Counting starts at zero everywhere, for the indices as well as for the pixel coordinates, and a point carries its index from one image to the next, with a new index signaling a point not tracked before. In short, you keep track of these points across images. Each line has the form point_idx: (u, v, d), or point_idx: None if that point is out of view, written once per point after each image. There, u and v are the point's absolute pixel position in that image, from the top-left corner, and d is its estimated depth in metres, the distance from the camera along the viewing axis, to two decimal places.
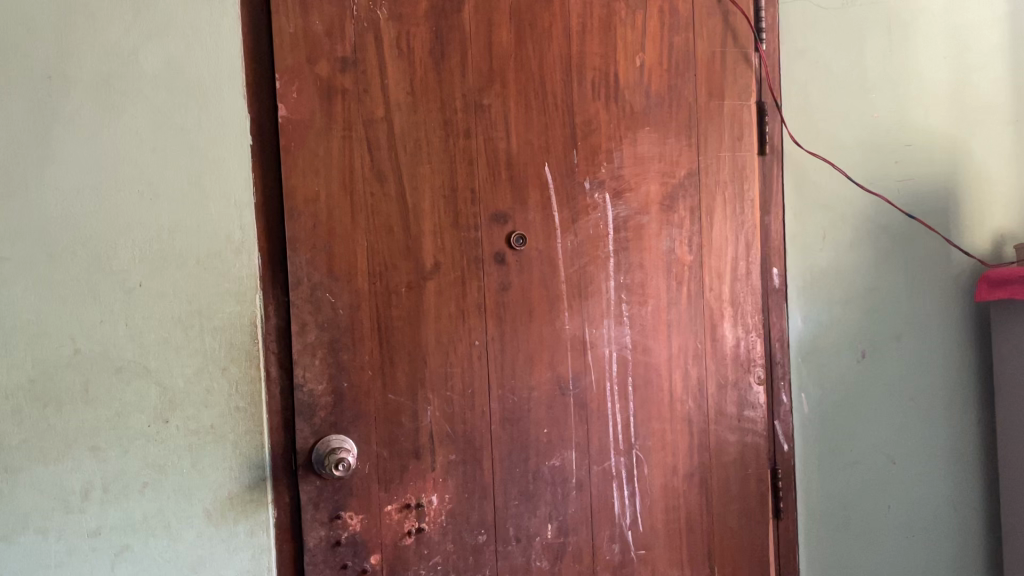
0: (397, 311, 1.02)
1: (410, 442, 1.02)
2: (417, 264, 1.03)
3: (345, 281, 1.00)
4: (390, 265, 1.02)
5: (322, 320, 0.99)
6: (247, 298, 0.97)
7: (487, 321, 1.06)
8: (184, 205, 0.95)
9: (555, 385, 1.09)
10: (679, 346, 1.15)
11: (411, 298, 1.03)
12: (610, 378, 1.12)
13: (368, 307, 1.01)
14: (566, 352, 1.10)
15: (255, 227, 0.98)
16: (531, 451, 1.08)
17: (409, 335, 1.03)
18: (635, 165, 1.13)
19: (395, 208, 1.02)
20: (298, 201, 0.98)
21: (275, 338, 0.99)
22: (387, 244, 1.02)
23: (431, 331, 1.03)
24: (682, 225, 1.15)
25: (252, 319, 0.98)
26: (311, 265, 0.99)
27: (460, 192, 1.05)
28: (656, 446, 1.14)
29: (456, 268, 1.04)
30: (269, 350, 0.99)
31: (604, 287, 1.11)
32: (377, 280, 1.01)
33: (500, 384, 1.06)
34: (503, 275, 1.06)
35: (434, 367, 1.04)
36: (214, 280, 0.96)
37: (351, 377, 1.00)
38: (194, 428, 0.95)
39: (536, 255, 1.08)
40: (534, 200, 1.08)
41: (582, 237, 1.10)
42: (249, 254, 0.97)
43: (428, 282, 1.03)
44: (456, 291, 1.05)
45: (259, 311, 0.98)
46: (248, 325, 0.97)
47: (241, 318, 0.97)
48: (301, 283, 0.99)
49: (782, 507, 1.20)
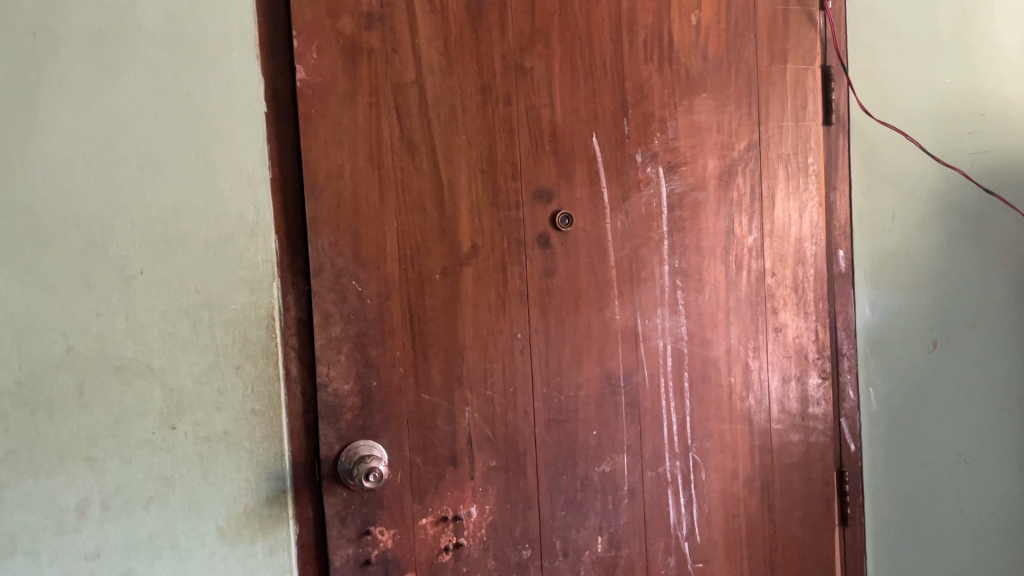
0: (431, 301, 0.91)
1: (446, 448, 0.91)
2: (453, 247, 0.91)
3: (374, 267, 0.89)
4: (423, 249, 0.90)
5: (348, 311, 0.88)
6: (262, 287, 0.86)
7: (531, 311, 0.95)
8: (190, 181, 0.84)
9: (605, 382, 0.98)
10: (738, 337, 1.04)
11: (447, 286, 0.91)
12: (665, 373, 1.00)
13: (399, 296, 0.90)
14: (616, 345, 0.98)
15: (272, 206, 0.87)
16: (579, 455, 0.97)
17: (445, 328, 0.91)
18: (691, 136, 1.01)
19: (428, 185, 0.90)
20: (321, 176, 0.87)
21: (295, 331, 0.88)
22: (419, 226, 0.90)
23: (469, 323, 0.92)
24: (742, 204, 1.04)
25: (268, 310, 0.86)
26: (335, 249, 0.87)
27: (499, 166, 0.93)
28: (715, 448, 1.03)
29: (496, 252, 0.93)
30: (289, 345, 0.88)
31: (658, 273, 1.00)
32: (409, 265, 0.90)
33: (545, 381, 0.95)
34: (548, 260, 0.95)
35: (473, 363, 0.92)
36: (226, 266, 0.85)
37: (380, 375, 0.89)
38: (205, 435, 0.84)
39: (583, 237, 0.97)
40: (581, 174, 0.96)
41: (634, 216, 0.98)
42: (265, 237, 0.86)
43: (465, 267, 0.92)
44: (496, 277, 0.93)
45: (277, 301, 0.87)
46: (265, 317, 0.86)
47: (256, 309, 0.86)
48: (324, 268, 0.87)
49: (849, 514, 1.10)
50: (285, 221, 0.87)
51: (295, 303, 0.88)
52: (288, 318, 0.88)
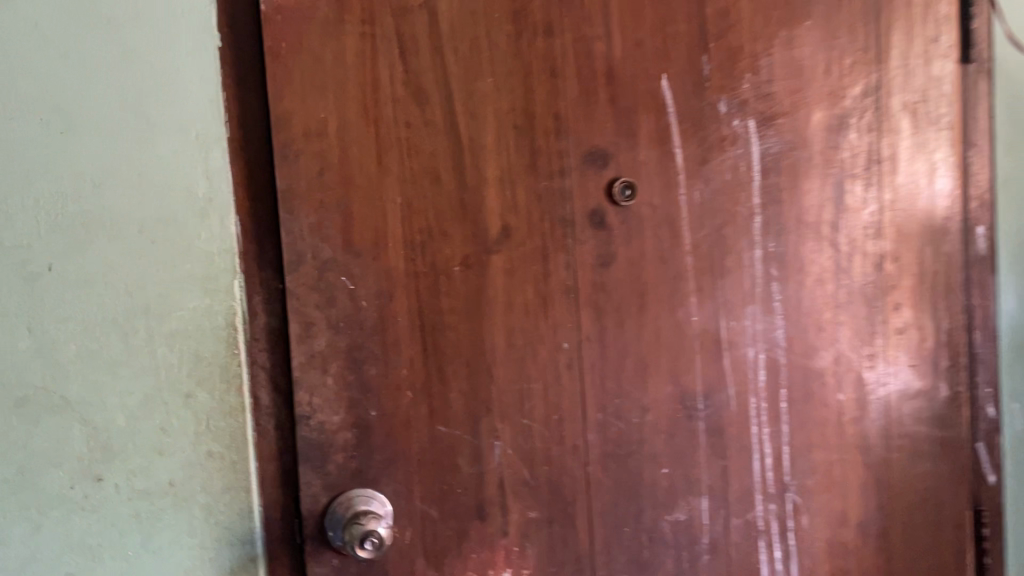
0: (448, 301, 0.68)
1: (471, 497, 0.69)
2: (477, 229, 0.68)
3: (371, 258, 0.66)
4: (437, 233, 0.67)
5: (337, 318, 0.65)
6: (219, 287, 0.63)
7: (581, 313, 0.71)
8: (117, 143, 0.60)
9: (679, 404, 0.74)
10: (850, 342, 0.80)
11: (471, 281, 0.68)
12: (757, 390, 0.77)
13: (406, 295, 0.67)
14: (693, 355, 0.74)
15: (231, 176, 0.64)
16: (645, 500, 0.74)
17: (468, 336, 0.68)
18: (791, 78, 0.77)
19: (444, 145, 0.67)
20: (297, 134, 0.64)
21: (266, 344, 0.65)
22: (432, 200, 0.67)
23: (499, 330, 0.69)
24: (856, 167, 0.79)
25: (228, 317, 0.64)
26: (319, 233, 0.65)
27: (538, 120, 0.69)
28: (820, 485, 0.79)
29: (535, 235, 0.70)
30: (257, 363, 0.65)
31: (747, 259, 0.76)
32: (418, 254, 0.67)
33: (600, 405, 0.72)
34: (603, 244, 0.72)
35: (504, 383, 0.69)
36: (168, 261, 0.62)
37: (381, 402, 0.67)
38: (143, 489, 0.62)
39: (649, 213, 0.73)
40: (645, 130, 0.72)
41: (715, 185, 0.74)
42: (221, 219, 0.63)
43: (494, 255, 0.69)
44: (535, 268, 0.70)
45: (241, 305, 0.64)
46: (223, 328, 0.64)
47: (211, 317, 0.63)
48: (304, 260, 0.64)
49: (987, 564, 0.86)
50: (249, 199, 0.65)
51: (265, 308, 0.65)
52: (257, 328, 0.65)
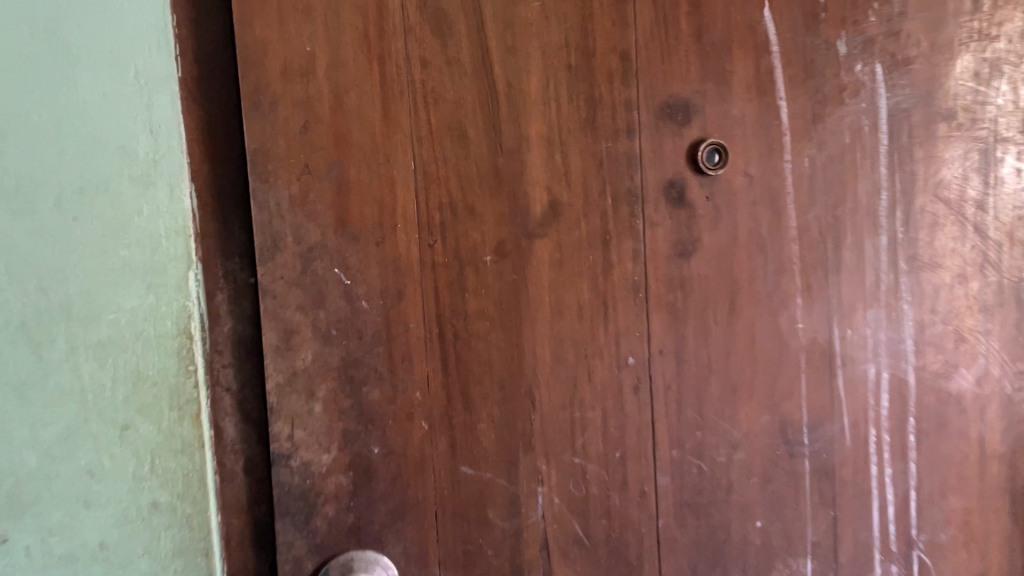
0: (476, 302, 0.51)
1: (504, 560, 0.52)
2: (517, 205, 0.51)
3: (373, 242, 0.49)
4: (463, 211, 0.50)
5: (327, 324, 0.49)
6: (167, 282, 0.46)
7: (652, 318, 0.54)
8: (23, 76, 0.42)
9: (777, 438, 0.57)
10: (998, 357, 0.61)
11: (507, 274, 0.51)
12: (878, 419, 0.59)
13: (420, 294, 0.50)
14: (798, 375, 0.57)
15: (184, 130, 0.47)
16: (732, 563, 0.56)
17: (502, 349, 0.51)
18: (930, 9, 0.58)
19: (473, 92, 0.50)
20: (273, 73, 0.47)
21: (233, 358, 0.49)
22: (456, 166, 0.50)
23: (544, 340, 0.52)
24: (1010, 129, 0.61)
25: (180, 322, 0.47)
26: (304, 209, 0.48)
27: (598, 59, 0.52)
28: (955, 542, 0.61)
29: (593, 215, 0.52)
30: (221, 383, 0.49)
31: (869, 248, 0.58)
32: (437, 239, 0.50)
33: (675, 439, 0.55)
34: (683, 227, 0.54)
35: (550, 410, 0.52)
36: (99, 242, 0.44)
37: (387, 436, 0.50)
38: (64, 555, 0.44)
39: (744, 186, 0.55)
40: (740, 77, 0.54)
41: (830, 150, 0.56)
42: (170, 190, 0.46)
43: (538, 241, 0.52)
44: (593, 258, 0.53)
45: (196, 306, 0.47)
46: (174, 336, 0.47)
47: (157, 323, 0.46)
48: (283, 245, 0.48)
49: None
50: (208, 156, 0.48)
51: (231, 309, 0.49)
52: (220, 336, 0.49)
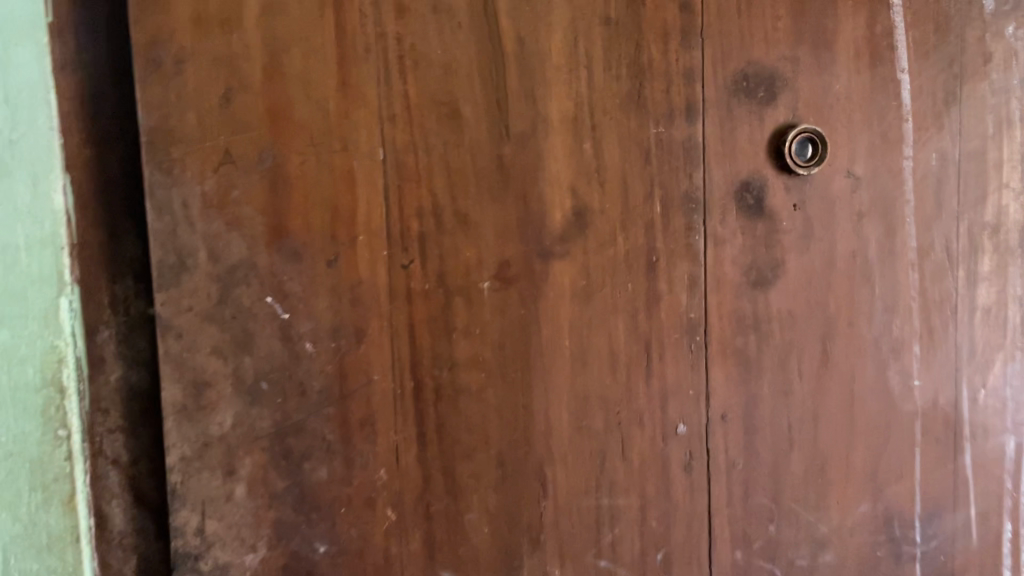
0: (467, 347, 0.37)
1: None
2: (528, 213, 0.36)
3: (322, 262, 0.35)
4: (452, 219, 0.36)
5: (255, 375, 0.35)
6: (26, 314, 0.33)
7: (711, 371, 0.39)
8: None
9: (878, 535, 0.42)
10: None
11: (512, 309, 0.37)
12: (1016, 509, 0.45)
13: (388, 334, 0.36)
14: (910, 449, 0.42)
15: (57, 97, 0.32)
16: None
17: (503, 412, 0.37)
18: None
19: (470, 51, 0.35)
20: (181, 19, 0.32)
21: (124, 420, 0.34)
22: (444, 156, 0.35)
23: (563, 400, 0.38)
24: None
25: (45, 370, 0.33)
26: (223, 213, 0.34)
27: (649, 11, 0.37)
28: None
29: (634, 228, 0.38)
30: (105, 454, 0.34)
31: (1015, 280, 0.43)
32: (415, 257, 0.36)
33: (739, 537, 0.40)
34: (761, 247, 0.39)
35: (568, 496, 0.38)
36: None
37: (338, 531, 0.36)
38: None
39: (846, 191, 0.40)
40: (846, 40, 0.40)
41: (968, 145, 0.42)
42: (32, 185, 0.32)
43: (557, 262, 0.37)
44: (632, 288, 0.38)
45: (70, 348, 0.33)
46: (36, 390, 0.33)
47: (12, 368, 0.33)
48: (193, 264, 0.33)
49: None
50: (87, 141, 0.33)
51: (120, 352, 0.34)
52: (105, 389, 0.34)
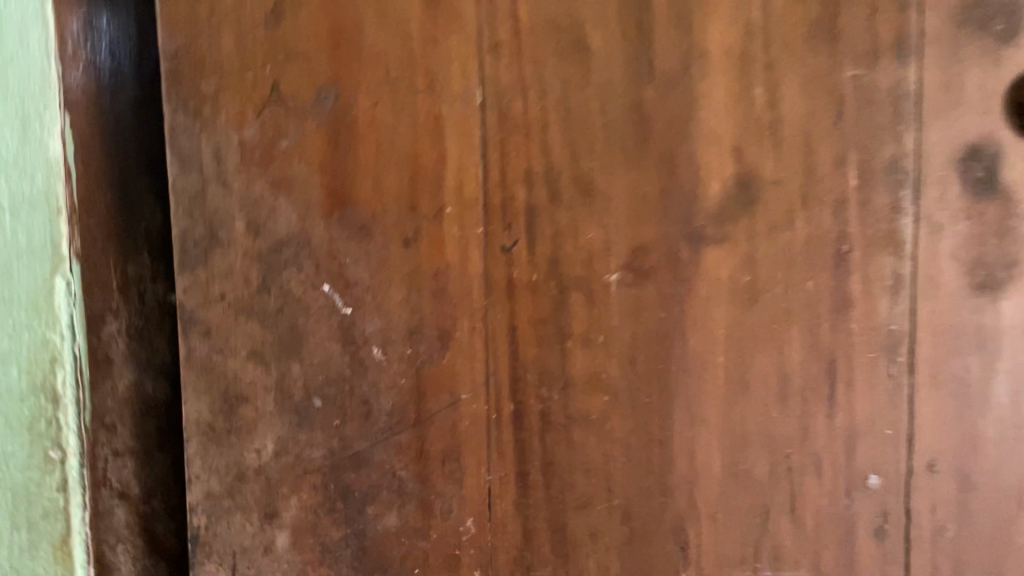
0: (587, 361, 0.27)
1: None
2: (674, 182, 0.27)
3: (397, 240, 0.26)
4: (571, 187, 0.26)
5: (304, 390, 0.26)
6: (7, 300, 0.25)
7: (917, 407, 0.29)
8: None
9: None
10: None
11: (648, 311, 0.27)
12: None
13: (481, 340, 0.27)
14: None
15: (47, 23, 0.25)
16: None
17: (632, 450, 0.28)
18: None
19: None
20: None
21: (133, 443, 0.27)
22: (562, 101, 0.26)
23: (713, 436, 0.28)
24: None
25: (32, 372, 0.26)
26: (267, 171, 0.25)
27: None
28: None
29: (820, 206, 0.28)
30: (109, 484, 0.27)
31: None
32: (520, 238, 0.27)
33: None
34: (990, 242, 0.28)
35: (715, 563, 0.29)
36: None
37: None
38: None
39: None
40: None
41: None
42: (18, 130, 0.25)
43: (710, 250, 0.27)
44: (813, 288, 0.28)
45: (67, 346, 0.26)
46: (19, 398, 0.26)
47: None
48: (228, 239, 0.26)
49: None
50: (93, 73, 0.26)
51: (131, 353, 0.26)
52: (111, 400, 0.26)
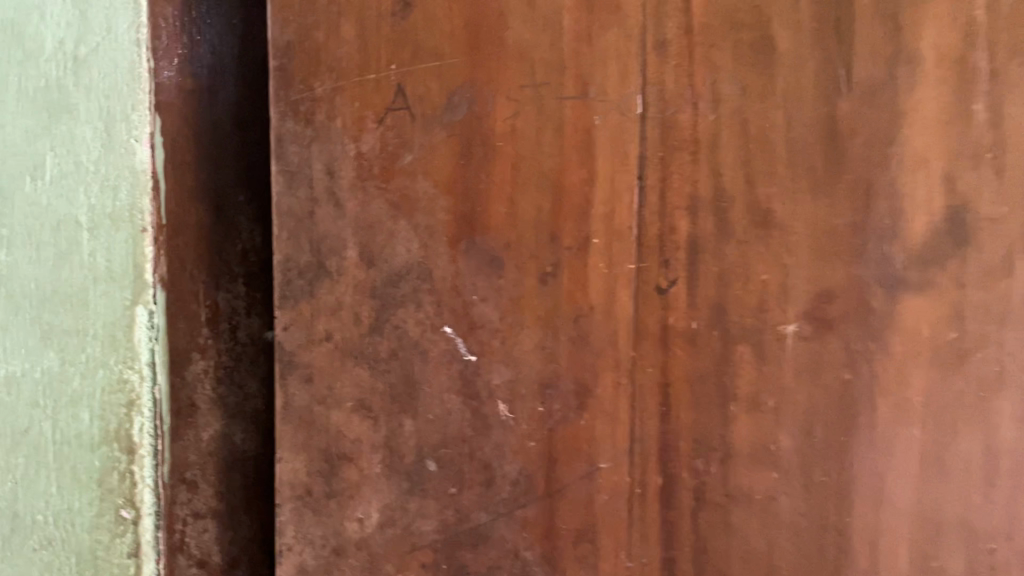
0: (754, 430, 0.22)
1: None
2: (870, 214, 0.22)
3: (533, 274, 0.22)
4: (743, 215, 0.22)
5: (418, 450, 0.22)
6: (81, 331, 0.24)
7: None
8: None
9: None
10: None
11: (831, 372, 0.22)
12: None
13: (626, 399, 0.22)
14: None
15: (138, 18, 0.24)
16: None
17: (802, 542, 0.22)
18: None
19: None
20: None
21: (217, 504, 0.25)
22: (738, 113, 0.22)
23: (902, 534, 0.22)
24: None
25: (106, 418, 0.24)
26: (387, 189, 0.22)
27: None
28: None
29: None
30: (187, 551, 0.25)
31: None
32: (679, 277, 0.22)
33: None
34: None
35: None
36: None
37: None
38: None
39: None
40: None
41: None
42: (102, 134, 0.24)
43: (909, 300, 0.22)
44: None
45: (146, 388, 0.24)
46: (90, 446, 0.24)
47: (59, 412, 0.24)
48: (338, 268, 0.22)
49: None
50: (188, 69, 0.24)
51: (217, 398, 0.25)
52: (194, 451, 0.25)
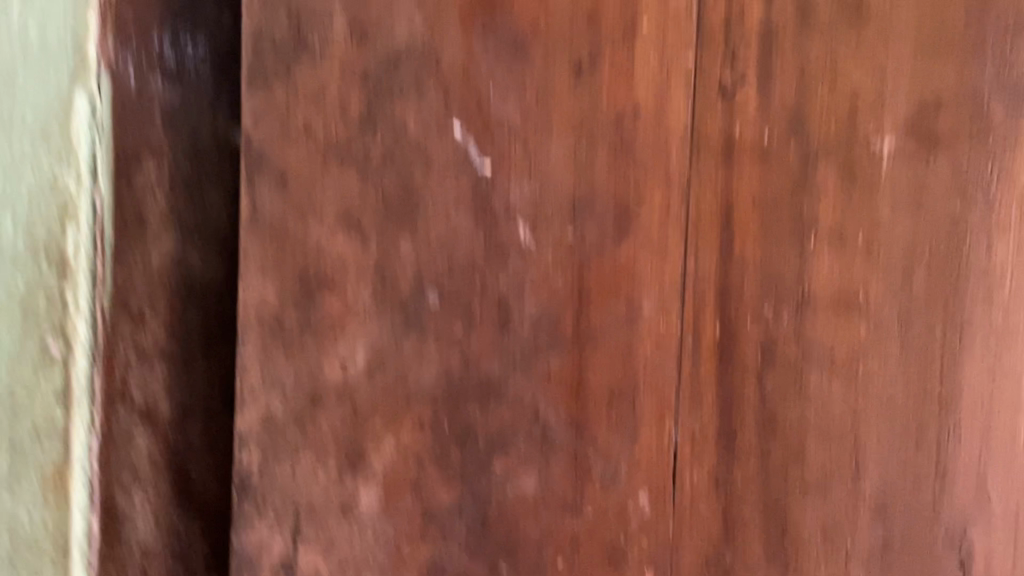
0: (837, 269, 0.18)
1: None
2: (988, 13, 0.18)
3: (564, 64, 0.18)
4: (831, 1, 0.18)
5: (417, 276, 0.18)
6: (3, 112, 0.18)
7: None
8: None
9: None
10: None
11: (938, 200, 0.18)
12: None
13: (678, 227, 0.18)
14: None
15: None
16: None
17: (895, 413, 0.18)
18: None
19: None
20: None
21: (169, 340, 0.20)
22: None
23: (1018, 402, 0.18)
24: None
25: (33, 226, 0.19)
26: None
27: None
28: None
29: None
30: (129, 400, 0.20)
31: None
32: (748, 73, 0.18)
33: None
34: None
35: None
36: None
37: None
38: None
39: None
40: None
41: None
42: None
43: None
44: None
45: (84, 193, 0.19)
46: (13, 261, 0.19)
47: None
48: (322, 43, 0.17)
49: None
50: None
51: (172, 213, 0.20)
52: (141, 279, 0.20)
